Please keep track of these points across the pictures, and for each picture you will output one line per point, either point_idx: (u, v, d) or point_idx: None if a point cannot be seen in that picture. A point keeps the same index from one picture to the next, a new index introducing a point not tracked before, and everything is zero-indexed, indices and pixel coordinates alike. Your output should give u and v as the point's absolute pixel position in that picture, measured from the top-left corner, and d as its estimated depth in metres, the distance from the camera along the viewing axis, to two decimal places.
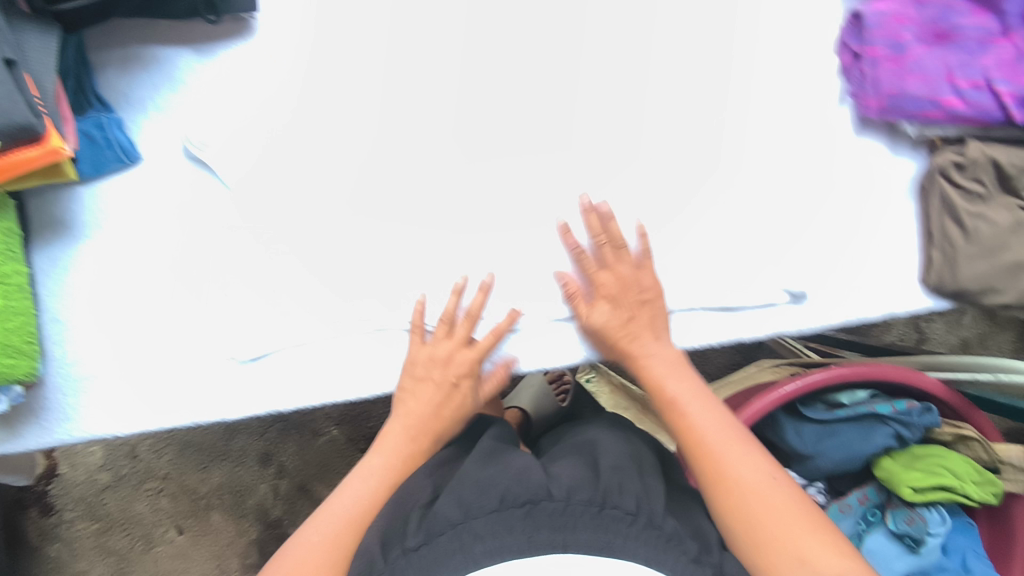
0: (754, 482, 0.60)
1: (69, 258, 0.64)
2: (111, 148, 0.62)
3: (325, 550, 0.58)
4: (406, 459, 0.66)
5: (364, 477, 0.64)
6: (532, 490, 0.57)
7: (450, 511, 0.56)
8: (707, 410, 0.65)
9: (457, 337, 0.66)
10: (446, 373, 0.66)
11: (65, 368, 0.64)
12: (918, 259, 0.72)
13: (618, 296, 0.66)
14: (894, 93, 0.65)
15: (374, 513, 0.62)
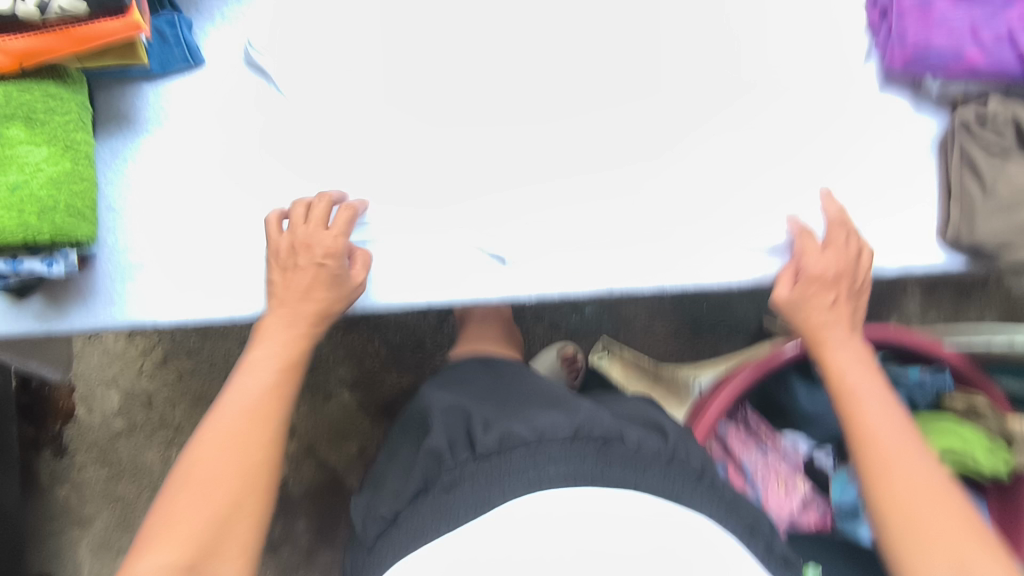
0: (938, 518, 0.61)
1: (131, 150, 0.68)
2: (179, 47, 0.66)
3: (230, 462, 0.60)
4: (309, 318, 0.67)
5: (245, 384, 0.64)
6: (607, 431, 0.64)
7: (525, 430, 0.63)
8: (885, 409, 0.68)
9: (315, 220, 0.65)
10: (310, 254, 0.64)
11: (116, 254, 0.67)
12: (937, 214, 0.74)
13: (831, 280, 0.69)
14: (919, 44, 0.68)
15: (268, 423, 0.63)
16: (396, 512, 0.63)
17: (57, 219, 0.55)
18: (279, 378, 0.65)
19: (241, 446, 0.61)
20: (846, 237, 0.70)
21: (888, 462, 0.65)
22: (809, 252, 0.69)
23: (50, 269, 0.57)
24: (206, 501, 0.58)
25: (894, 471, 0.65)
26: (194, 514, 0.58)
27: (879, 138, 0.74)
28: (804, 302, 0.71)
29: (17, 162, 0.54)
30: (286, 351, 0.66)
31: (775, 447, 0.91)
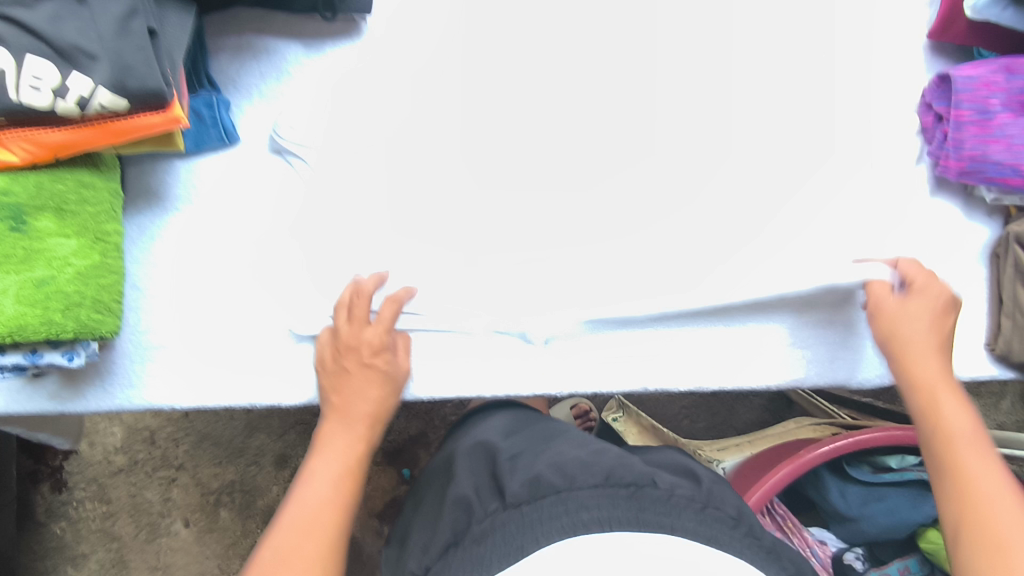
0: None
1: (158, 227, 0.66)
2: (215, 127, 0.64)
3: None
4: (367, 427, 0.61)
5: (331, 451, 0.59)
6: (637, 477, 0.59)
7: (554, 478, 0.58)
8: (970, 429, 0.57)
9: (359, 313, 0.63)
10: (359, 354, 0.62)
11: (135, 334, 0.65)
12: (986, 324, 0.71)
13: (942, 309, 0.63)
14: (976, 157, 0.65)
15: (347, 523, 0.55)
16: (425, 569, 0.57)
17: (82, 315, 0.53)
18: (360, 455, 0.60)
19: (296, 553, 0.51)
20: (943, 288, 0.64)
21: (969, 493, 0.53)
22: (917, 274, 0.64)
23: (70, 363, 0.55)
24: None
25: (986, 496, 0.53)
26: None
27: (929, 246, 0.72)
28: (899, 316, 0.63)
29: (46, 256, 0.52)
30: (350, 460, 0.59)
31: (804, 542, 0.83)
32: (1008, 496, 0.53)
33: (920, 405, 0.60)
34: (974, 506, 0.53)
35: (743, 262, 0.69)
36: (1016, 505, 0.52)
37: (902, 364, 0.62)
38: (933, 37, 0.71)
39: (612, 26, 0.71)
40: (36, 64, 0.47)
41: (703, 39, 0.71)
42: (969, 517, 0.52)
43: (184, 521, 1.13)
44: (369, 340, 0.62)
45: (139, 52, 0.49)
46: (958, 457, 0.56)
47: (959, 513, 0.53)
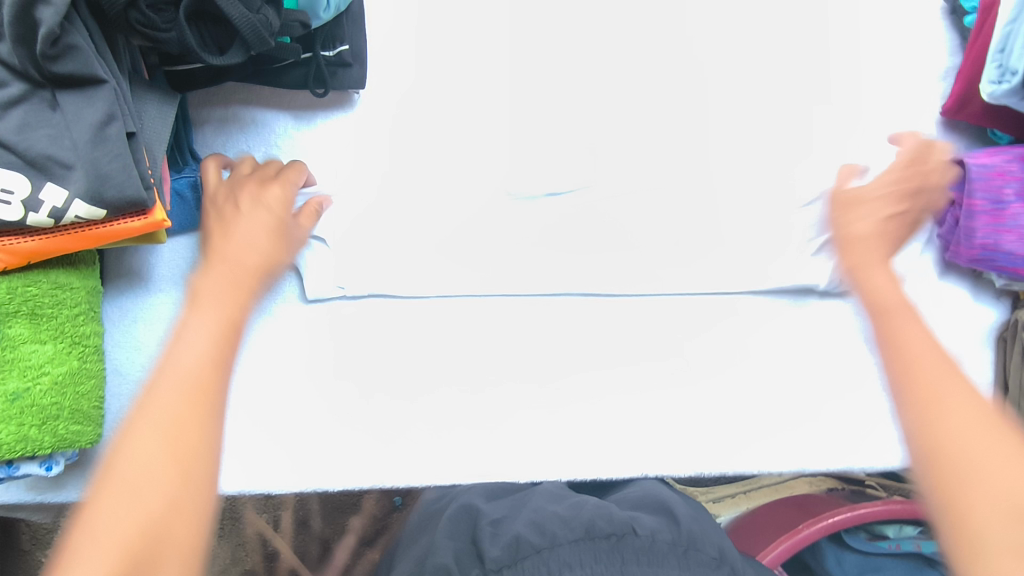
0: (927, 361, 0.41)
1: (141, 309, 0.62)
2: (200, 209, 0.61)
3: (176, 405, 0.39)
4: (253, 276, 0.49)
5: (206, 296, 0.45)
6: (616, 525, 0.51)
7: (533, 538, 0.50)
8: (887, 278, 0.49)
9: (268, 180, 0.56)
10: (233, 206, 0.53)
11: (117, 422, 0.62)
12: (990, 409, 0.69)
13: (915, 172, 0.58)
14: (988, 246, 0.63)
15: (227, 359, 0.43)
16: None
17: (59, 428, 0.50)
18: (244, 292, 0.47)
19: (153, 406, 0.39)
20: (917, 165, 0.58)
21: (900, 355, 0.42)
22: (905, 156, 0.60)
23: (49, 472, 0.52)
24: (173, 436, 0.38)
25: (890, 331, 0.44)
26: (151, 441, 0.37)
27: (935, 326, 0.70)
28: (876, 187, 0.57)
29: (19, 366, 0.49)
30: (235, 276, 0.48)
31: None
32: (938, 354, 0.41)
33: (851, 265, 0.51)
34: (918, 364, 0.41)
35: (746, 343, 0.67)
36: (949, 366, 0.40)
37: (852, 237, 0.53)
38: (947, 114, 0.69)
39: (620, 89, 0.68)
40: (7, 177, 0.44)
41: (712, 108, 0.68)
42: (919, 372, 0.40)
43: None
44: (246, 195, 0.54)
45: (116, 159, 0.45)
46: (891, 321, 0.45)
47: (896, 369, 0.42)
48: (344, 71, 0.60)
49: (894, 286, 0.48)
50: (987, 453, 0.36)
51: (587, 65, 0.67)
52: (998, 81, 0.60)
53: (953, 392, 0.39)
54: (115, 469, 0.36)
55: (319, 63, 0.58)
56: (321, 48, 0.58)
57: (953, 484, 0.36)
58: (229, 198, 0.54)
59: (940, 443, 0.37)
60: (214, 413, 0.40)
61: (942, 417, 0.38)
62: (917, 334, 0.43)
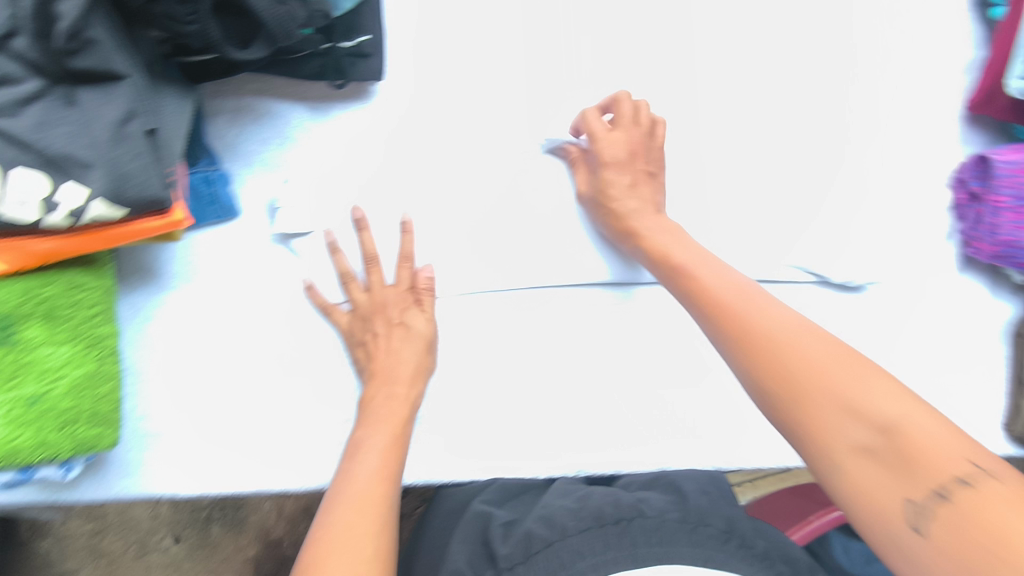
0: (786, 331, 0.45)
1: (154, 306, 0.61)
2: (214, 204, 0.59)
3: (374, 483, 0.50)
4: (414, 387, 0.58)
5: (385, 419, 0.56)
6: (624, 510, 0.54)
7: (543, 532, 0.52)
8: (719, 272, 0.51)
9: (399, 279, 0.61)
10: (385, 316, 0.60)
11: (132, 421, 0.60)
12: (1004, 404, 0.70)
13: (626, 161, 0.60)
14: (1010, 243, 0.63)
15: (410, 419, 0.57)
16: None
17: (79, 431, 0.49)
18: (407, 400, 0.57)
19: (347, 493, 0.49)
20: (658, 127, 0.61)
21: (741, 327, 0.46)
22: (621, 125, 0.60)
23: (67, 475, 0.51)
24: (362, 518, 0.48)
25: (768, 312, 0.46)
26: (358, 541, 0.46)
27: (952, 323, 0.70)
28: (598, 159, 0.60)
29: (36, 369, 0.48)
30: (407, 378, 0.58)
31: None
32: (730, 280, 0.50)
33: (621, 230, 0.59)
34: (721, 299, 0.48)
35: None
36: (757, 294, 0.48)
37: (608, 195, 0.59)
38: (973, 108, 0.68)
39: (642, 83, 0.66)
40: (24, 175, 0.41)
41: (735, 102, 0.67)
42: (769, 346, 0.44)
43: (174, 536, 0.92)
44: (410, 309, 0.60)
45: (137, 158, 0.43)
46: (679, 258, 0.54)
47: (704, 308, 0.49)
48: (363, 62, 0.58)
49: (688, 247, 0.55)
50: (834, 370, 0.42)
51: (612, 55, 0.66)
52: None
53: (848, 374, 0.42)
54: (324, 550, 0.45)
55: (338, 53, 0.56)
56: (340, 38, 0.56)
57: (796, 395, 0.42)
58: (401, 310, 0.60)
59: (782, 373, 0.43)
60: (390, 502, 0.50)
61: (811, 401, 0.41)
62: (779, 314, 0.46)
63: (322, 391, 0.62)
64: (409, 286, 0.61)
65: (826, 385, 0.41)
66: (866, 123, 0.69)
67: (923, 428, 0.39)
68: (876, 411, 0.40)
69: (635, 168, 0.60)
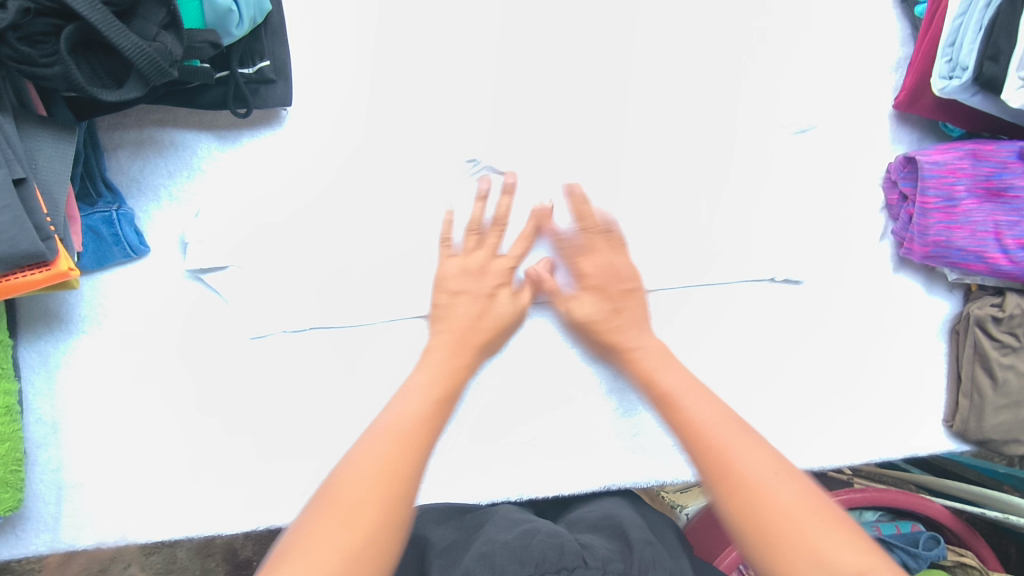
0: (712, 417, 0.45)
1: (61, 353, 0.58)
2: (118, 244, 0.56)
3: (414, 420, 0.44)
4: (474, 351, 0.54)
5: (431, 364, 0.51)
6: (566, 559, 0.46)
7: (481, 573, 0.47)
8: (706, 399, 0.47)
9: (488, 244, 0.58)
10: (480, 285, 0.57)
11: (47, 474, 0.58)
12: (943, 400, 0.70)
13: (603, 289, 0.58)
14: (940, 243, 0.63)
15: (432, 438, 0.44)
16: None
17: None
18: (461, 365, 0.52)
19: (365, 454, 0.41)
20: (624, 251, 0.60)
21: (701, 436, 0.44)
22: (592, 278, 0.58)
23: None
24: (379, 465, 0.40)
25: (686, 403, 0.47)
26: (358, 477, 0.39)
27: (892, 323, 0.70)
28: (603, 300, 0.58)
29: None
30: (451, 378, 0.50)
31: None
32: (717, 409, 0.46)
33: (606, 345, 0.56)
34: (700, 434, 0.44)
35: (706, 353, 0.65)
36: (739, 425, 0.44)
37: (599, 324, 0.57)
38: (900, 107, 0.67)
39: (565, 92, 0.63)
40: None
41: (666, 105, 0.64)
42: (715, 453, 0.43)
43: (140, 563, 0.80)
44: (504, 289, 0.58)
45: (3, 212, 0.41)
46: (676, 395, 0.48)
47: (690, 442, 0.45)
48: (266, 89, 0.56)
49: (649, 341, 0.55)
50: (784, 515, 0.38)
51: (533, 59, 0.63)
52: (949, 76, 0.59)
53: (750, 450, 0.42)
54: (314, 516, 0.37)
55: (238, 80, 0.54)
56: (238, 65, 0.53)
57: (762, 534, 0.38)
58: (493, 278, 0.57)
59: (708, 450, 0.43)
60: (398, 484, 0.39)
61: (746, 503, 0.39)
62: (705, 408, 0.46)
63: (244, 432, 0.59)
64: (512, 265, 0.59)
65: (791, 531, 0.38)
66: (800, 124, 0.66)
67: (816, 531, 0.37)
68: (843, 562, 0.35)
69: (612, 298, 0.58)
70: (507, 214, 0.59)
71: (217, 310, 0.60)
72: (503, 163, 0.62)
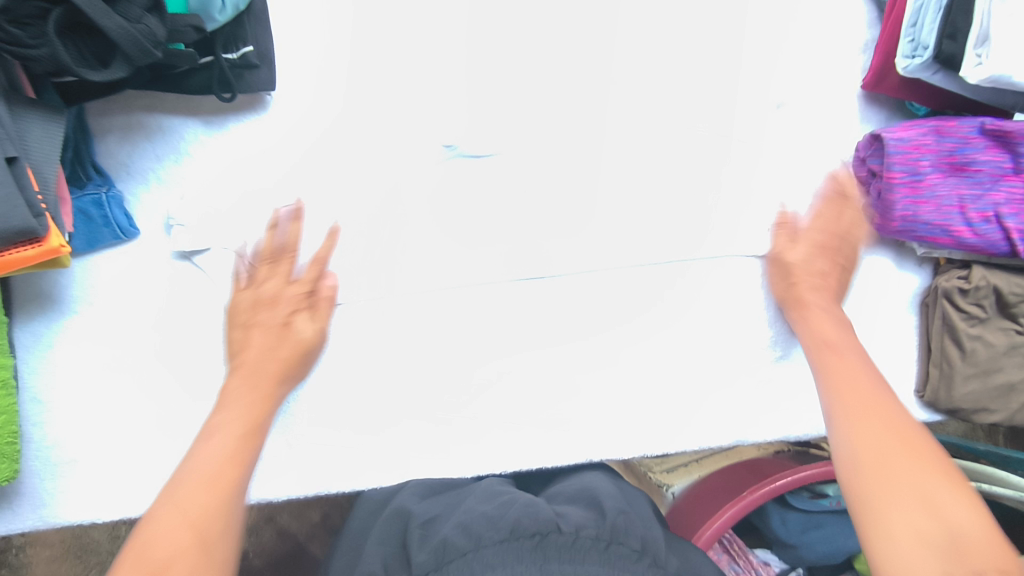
0: (852, 388, 0.47)
1: (53, 333, 0.60)
2: (108, 226, 0.58)
3: (221, 461, 0.45)
4: (276, 382, 0.53)
5: (233, 402, 0.51)
6: (541, 523, 0.49)
7: (460, 539, 0.48)
8: (857, 361, 0.50)
9: (282, 270, 0.57)
10: (274, 312, 0.56)
11: (41, 451, 0.59)
12: (914, 371, 0.72)
13: (830, 243, 0.61)
14: (908, 217, 0.65)
15: (246, 472, 0.46)
16: None
17: None
18: (265, 395, 0.52)
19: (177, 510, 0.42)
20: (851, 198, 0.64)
21: (844, 388, 0.47)
22: (799, 238, 0.62)
23: None
24: (182, 521, 0.41)
25: (843, 372, 0.49)
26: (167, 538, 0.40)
27: (867, 299, 0.72)
28: (788, 287, 0.60)
29: None
30: (253, 412, 0.50)
31: (749, 565, 0.84)
32: (877, 389, 0.47)
33: (785, 296, 0.61)
34: (852, 395, 0.47)
35: (683, 326, 0.66)
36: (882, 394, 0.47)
37: (793, 272, 0.61)
38: (867, 87, 0.69)
39: (539, 75, 0.65)
40: None
41: (638, 88, 0.66)
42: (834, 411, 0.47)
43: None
44: (301, 312, 0.57)
45: None
46: (825, 357, 0.52)
47: (838, 396, 0.47)
48: (250, 74, 0.57)
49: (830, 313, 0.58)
50: (882, 462, 0.41)
51: (509, 42, 0.64)
52: (912, 56, 0.60)
53: (884, 426, 0.44)
54: None
55: (222, 66, 0.55)
56: (222, 50, 0.55)
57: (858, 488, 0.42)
58: (293, 304, 0.56)
59: (852, 409, 0.46)
60: (208, 529, 0.41)
61: (885, 465, 0.41)
62: (856, 376, 0.49)
63: None
64: (308, 289, 0.57)
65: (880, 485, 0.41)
66: (771, 105, 0.69)
67: (945, 513, 0.38)
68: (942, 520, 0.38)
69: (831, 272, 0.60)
70: (298, 239, 0.58)
71: (205, 291, 0.61)
72: (483, 143, 0.63)
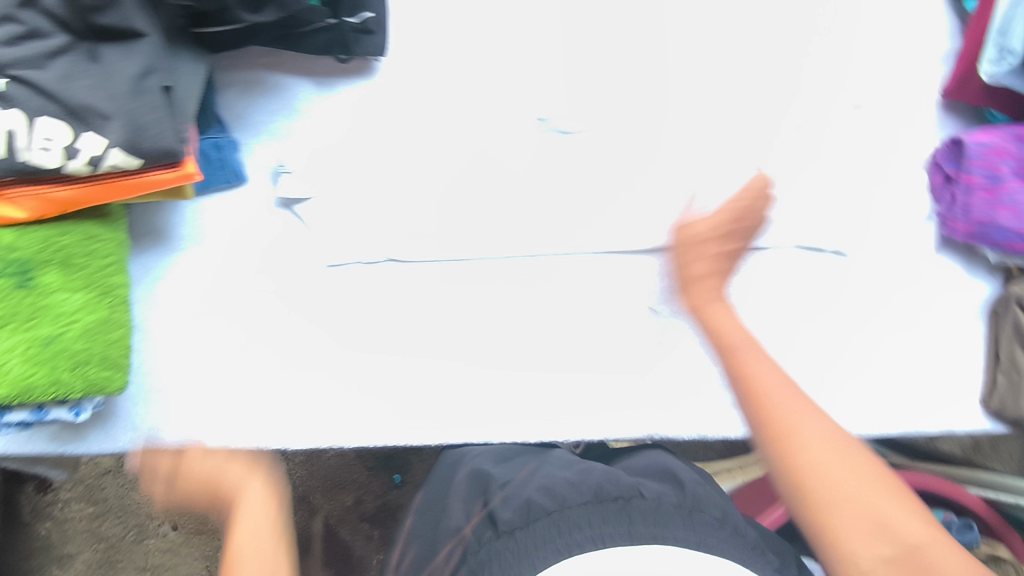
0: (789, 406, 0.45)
1: (162, 267, 0.64)
2: (223, 168, 0.63)
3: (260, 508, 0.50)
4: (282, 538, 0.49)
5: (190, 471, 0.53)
6: (623, 489, 0.49)
7: (543, 500, 0.49)
8: (771, 365, 0.48)
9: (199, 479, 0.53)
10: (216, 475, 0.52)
11: (139, 376, 0.63)
12: (981, 379, 0.70)
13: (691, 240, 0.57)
14: (984, 221, 0.65)
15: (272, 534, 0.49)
16: None
17: (90, 372, 0.52)
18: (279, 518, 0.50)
19: None
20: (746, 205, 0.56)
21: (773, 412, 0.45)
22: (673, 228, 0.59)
23: (77, 417, 0.55)
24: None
25: (758, 378, 0.47)
26: None
27: (938, 304, 0.72)
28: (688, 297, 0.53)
29: (52, 312, 0.51)
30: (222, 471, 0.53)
31: None
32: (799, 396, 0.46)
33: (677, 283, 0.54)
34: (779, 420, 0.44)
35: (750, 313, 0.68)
36: (797, 394, 0.46)
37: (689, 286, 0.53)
38: (948, 94, 0.71)
39: (630, 64, 0.69)
40: (49, 124, 0.45)
41: (722, 80, 0.69)
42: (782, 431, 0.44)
43: (172, 523, 0.91)
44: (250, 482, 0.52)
45: (154, 111, 0.47)
46: (728, 351, 0.49)
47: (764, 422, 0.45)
48: (367, 38, 0.62)
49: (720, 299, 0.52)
50: (844, 482, 0.42)
51: (603, 32, 0.68)
52: (999, 61, 0.62)
53: (820, 442, 0.43)
54: None
55: (344, 29, 0.60)
56: (345, 14, 0.60)
57: (822, 507, 0.42)
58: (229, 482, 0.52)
59: (785, 436, 0.44)
60: None
61: (828, 486, 0.42)
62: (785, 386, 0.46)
63: (319, 352, 0.64)
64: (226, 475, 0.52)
65: (846, 500, 0.41)
66: (848, 105, 0.71)
67: (893, 511, 0.41)
68: (903, 531, 0.41)
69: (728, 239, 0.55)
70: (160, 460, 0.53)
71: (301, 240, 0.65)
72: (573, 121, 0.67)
